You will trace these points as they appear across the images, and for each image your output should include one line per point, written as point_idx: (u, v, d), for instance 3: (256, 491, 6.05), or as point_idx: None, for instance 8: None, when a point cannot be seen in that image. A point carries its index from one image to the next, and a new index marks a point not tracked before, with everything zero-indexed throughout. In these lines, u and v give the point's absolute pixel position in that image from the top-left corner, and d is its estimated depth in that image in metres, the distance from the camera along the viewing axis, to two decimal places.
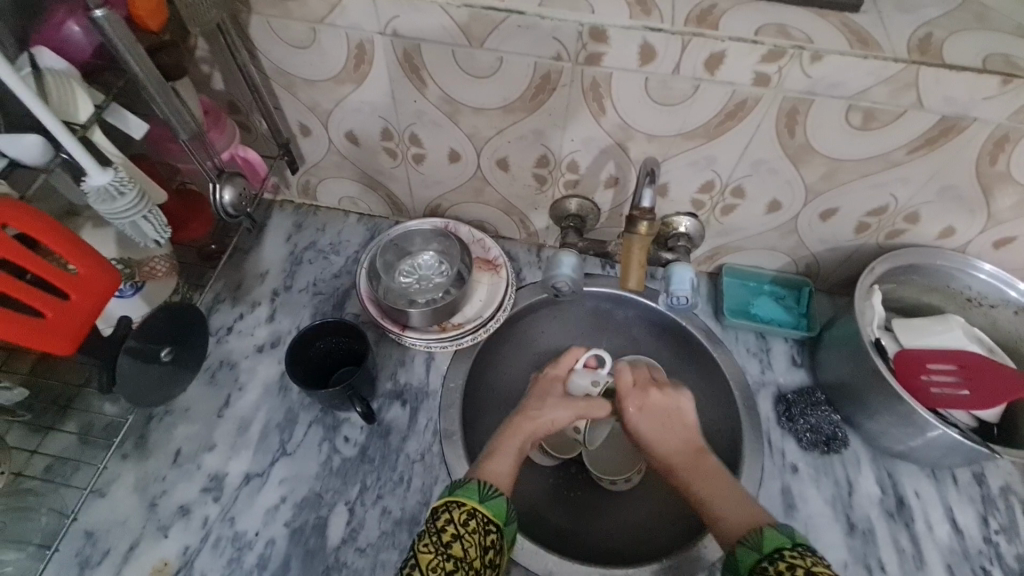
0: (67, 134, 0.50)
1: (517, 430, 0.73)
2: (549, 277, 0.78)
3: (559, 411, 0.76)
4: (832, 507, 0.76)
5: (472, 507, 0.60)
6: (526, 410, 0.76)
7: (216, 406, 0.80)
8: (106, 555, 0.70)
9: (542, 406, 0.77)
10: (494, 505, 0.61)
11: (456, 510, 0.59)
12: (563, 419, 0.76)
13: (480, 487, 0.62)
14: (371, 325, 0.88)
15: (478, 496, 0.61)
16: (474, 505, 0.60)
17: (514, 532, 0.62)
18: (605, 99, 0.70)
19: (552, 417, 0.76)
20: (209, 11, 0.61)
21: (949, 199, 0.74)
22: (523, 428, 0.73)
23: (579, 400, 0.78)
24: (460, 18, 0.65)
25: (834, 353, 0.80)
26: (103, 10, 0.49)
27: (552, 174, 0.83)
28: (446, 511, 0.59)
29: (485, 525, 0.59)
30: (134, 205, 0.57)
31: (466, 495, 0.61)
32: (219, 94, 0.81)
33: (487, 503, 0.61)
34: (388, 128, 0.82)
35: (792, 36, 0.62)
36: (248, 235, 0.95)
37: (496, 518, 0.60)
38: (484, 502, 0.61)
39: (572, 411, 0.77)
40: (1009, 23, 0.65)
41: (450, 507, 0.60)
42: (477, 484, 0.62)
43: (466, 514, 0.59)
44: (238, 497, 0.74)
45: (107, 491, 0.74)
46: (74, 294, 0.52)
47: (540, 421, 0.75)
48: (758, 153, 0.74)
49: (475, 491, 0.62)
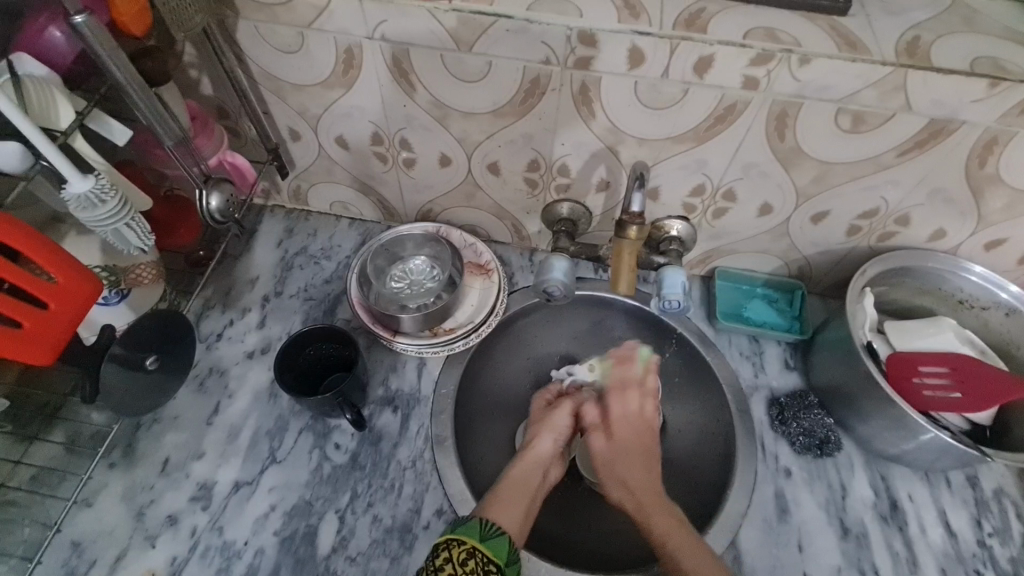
0: (44, 139, 0.50)
1: (525, 480, 0.70)
2: (541, 281, 0.77)
3: (560, 417, 0.78)
4: (826, 511, 0.76)
5: (472, 546, 0.58)
6: (529, 437, 0.77)
7: (205, 414, 0.79)
8: (92, 566, 0.69)
9: (542, 423, 0.78)
10: (495, 544, 0.59)
11: (456, 547, 0.57)
12: (558, 428, 0.77)
13: (482, 526, 0.61)
14: (363, 331, 0.87)
15: (479, 535, 0.60)
16: (474, 544, 0.58)
17: (516, 571, 0.60)
18: (595, 103, 0.70)
19: (553, 427, 0.77)
20: (194, 17, 0.61)
21: (939, 202, 0.74)
22: (540, 451, 0.74)
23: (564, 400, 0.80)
24: (448, 23, 0.65)
25: (826, 357, 0.80)
26: (83, 15, 0.49)
27: (543, 178, 0.83)
28: (446, 547, 0.57)
29: (485, 564, 0.57)
30: (115, 213, 0.56)
31: (467, 534, 0.60)
32: (207, 99, 0.80)
33: (487, 541, 0.59)
34: (379, 132, 0.81)
35: (780, 39, 0.62)
36: (238, 240, 0.94)
37: (495, 558, 0.58)
38: (484, 541, 0.59)
39: (569, 413, 0.78)
40: (997, 26, 0.65)
41: (450, 544, 0.58)
42: (479, 522, 0.61)
43: (466, 552, 0.57)
44: (227, 506, 0.74)
45: (93, 501, 0.73)
46: (52, 303, 0.51)
47: (543, 446, 0.75)
48: (748, 157, 0.74)
49: (476, 530, 0.60)
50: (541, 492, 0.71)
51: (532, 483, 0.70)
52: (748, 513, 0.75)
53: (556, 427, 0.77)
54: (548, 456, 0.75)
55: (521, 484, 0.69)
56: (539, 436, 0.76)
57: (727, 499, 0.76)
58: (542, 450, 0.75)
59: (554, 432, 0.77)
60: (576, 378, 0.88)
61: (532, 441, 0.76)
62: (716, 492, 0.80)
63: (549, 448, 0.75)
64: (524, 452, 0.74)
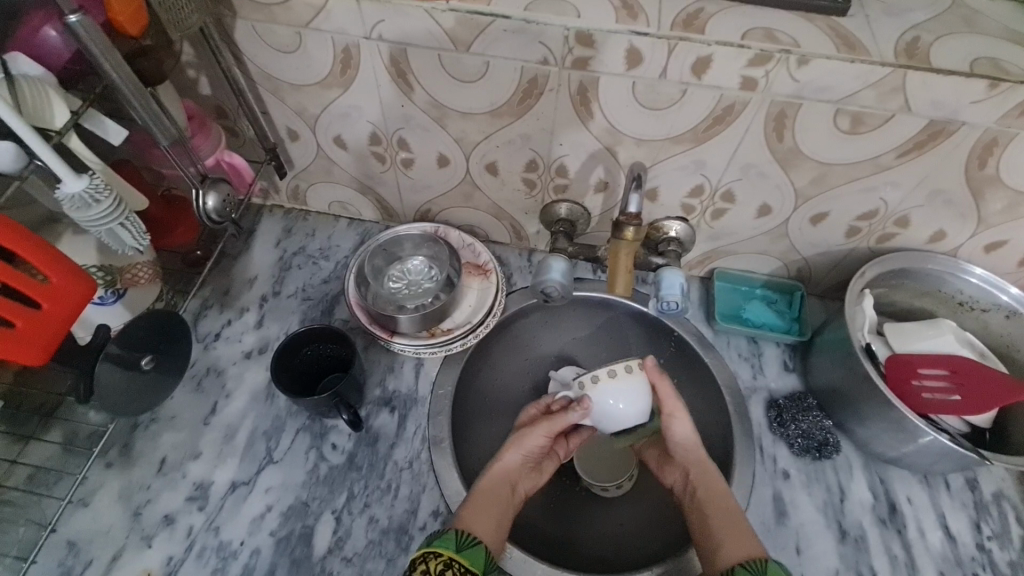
0: (38, 140, 0.49)
1: (497, 493, 0.69)
2: (538, 282, 0.77)
3: (533, 436, 0.74)
4: (824, 514, 0.75)
5: (449, 558, 0.59)
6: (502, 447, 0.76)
7: (202, 414, 0.79)
8: (88, 566, 0.69)
9: (514, 441, 0.75)
10: (471, 555, 0.60)
11: (433, 560, 0.58)
12: (527, 445, 0.74)
13: (459, 539, 0.61)
14: (360, 331, 0.87)
15: (456, 546, 0.60)
16: (451, 556, 0.59)
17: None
18: (593, 103, 0.70)
19: (523, 444, 0.74)
20: (190, 16, 0.61)
21: (939, 203, 0.74)
22: (507, 466, 0.73)
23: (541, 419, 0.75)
24: (446, 23, 0.65)
25: (825, 359, 0.80)
26: (77, 15, 0.48)
27: (541, 179, 0.83)
28: (423, 561, 0.58)
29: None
30: (110, 212, 0.56)
31: (444, 546, 0.60)
32: (205, 98, 0.80)
33: (464, 552, 0.60)
34: (377, 132, 0.81)
35: (779, 40, 0.62)
36: (237, 240, 0.94)
37: (472, 567, 0.59)
38: (461, 552, 0.60)
39: (546, 433, 0.74)
40: (997, 27, 0.65)
41: (427, 556, 0.58)
42: (454, 534, 0.62)
43: (443, 564, 0.58)
44: (223, 506, 0.73)
45: (90, 501, 0.73)
46: (46, 304, 0.51)
47: (510, 461, 0.73)
48: (747, 158, 0.73)
49: (452, 541, 0.61)
50: (510, 507, 0.70)
51: (502, 496, 0.69)
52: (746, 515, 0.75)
53: (526, 445, 0.74)
54: (514, 473, 0.73)
55: (488, 498, 0.68)
56: (510, 451, 0.74)
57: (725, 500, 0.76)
58: (509, 465, 0.73)
59: (523, 450, 0.74)
60: (567, 395, 0.78)
61: (504, 451, 0.75)
62: None
63: (518, 462, 0.74)
64: (493, 467, 0.72)
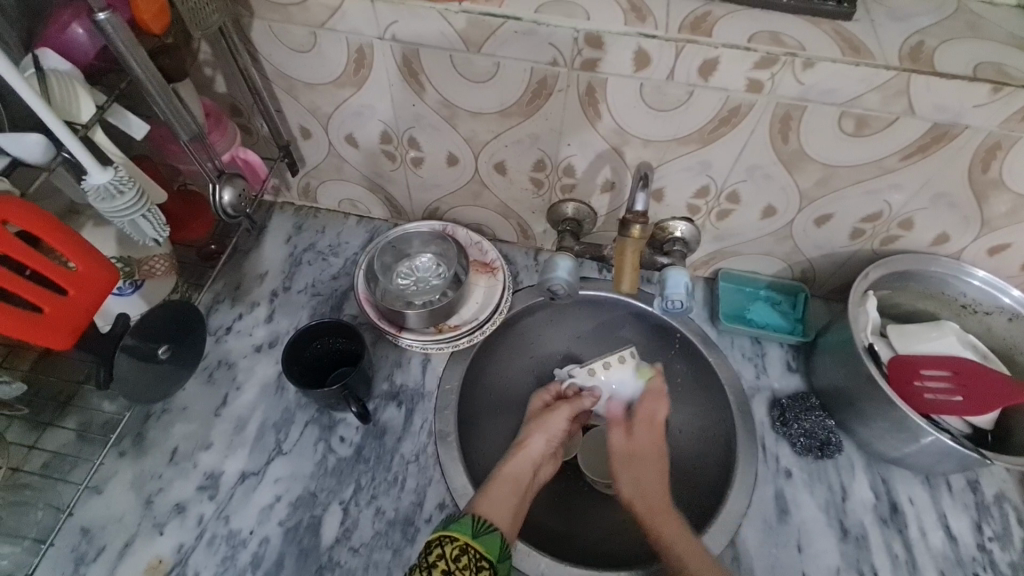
0: (67, 132, 0.51)
1: (517, 479, 0.72)
2: (545, 280, 0.79)
3: (556, 421, 0.80)
4: (826, 512, 0.76)
5: (465, 543, 0.60)
6: (524, 434, 0.79)
7: (214, 405, 0.81)
8: (101, 552, 0.70)
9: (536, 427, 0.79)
10: (486, 541, 0.61)
11: (448, 545, 0.59)
12: (552, 427, 0.79)
13: (474, 523, 0.63)
14: (369, 326, 0.89)
15: (471, 531, 0.62)
16: (466, 541, 0.60)
17: (507, 568, 0.63)
18: (601, 104, 0.71)
19: (547, 429, 0.79)
20: (211, 15, 0.63)
21: (942, 206, 0.75)
22: (531, 450, 0.77)
23: (561, 407, 0.82)
24: (458, 24, 0.66)
25: (828, 359, 0.80)
26: (106, 12, 0.50)
27: (549, 178, 0.84)
28: (439, 545, 0.59)
29: (477, 560, 0.60)
30: (133, 204, 0.58)
31: (459, 531, 0.61)
32: (221, 96, 0.82)
33: (479, 538, 0.61)
34: (388, 131, 0.83)
35: (785, 43, 0.63)
36: (249, 236, 0.96)
37: (487, 554, 0.61)
38: (477, 538, 0.61)
39: (565, 417, 0.80)
40: (1001, 32, 0.66)
41: (443, 541, 0.60)
42: (471, 519, 0.63)
43: (459, 549, 0.59)
44: (233, 496, 0.75)
45: (104, 488, 0.74)
46: (73, 291, 0.53)
47: (534, 444, 0.77)
48: (752, 159, 0.74)
49: (468, 526, 0.62)
50: (532, 487, 0.73)
51: (522, 475, 0.73)
52: (748, 512, 0.76)
53: (549, 428, 0.79)
54: (537, 455, 0.76)
55: (510, 478, 0.71)
56: (531, 436, 0.78)
57: (727, 498, 0.76)
58: (533, 450, 0.77)
59: (547, 434, 0.79)
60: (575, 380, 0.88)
61: (527, 438, 0.78)
62: (717, 492, 0.81)
63: (542, 447, 0.77)
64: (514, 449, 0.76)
